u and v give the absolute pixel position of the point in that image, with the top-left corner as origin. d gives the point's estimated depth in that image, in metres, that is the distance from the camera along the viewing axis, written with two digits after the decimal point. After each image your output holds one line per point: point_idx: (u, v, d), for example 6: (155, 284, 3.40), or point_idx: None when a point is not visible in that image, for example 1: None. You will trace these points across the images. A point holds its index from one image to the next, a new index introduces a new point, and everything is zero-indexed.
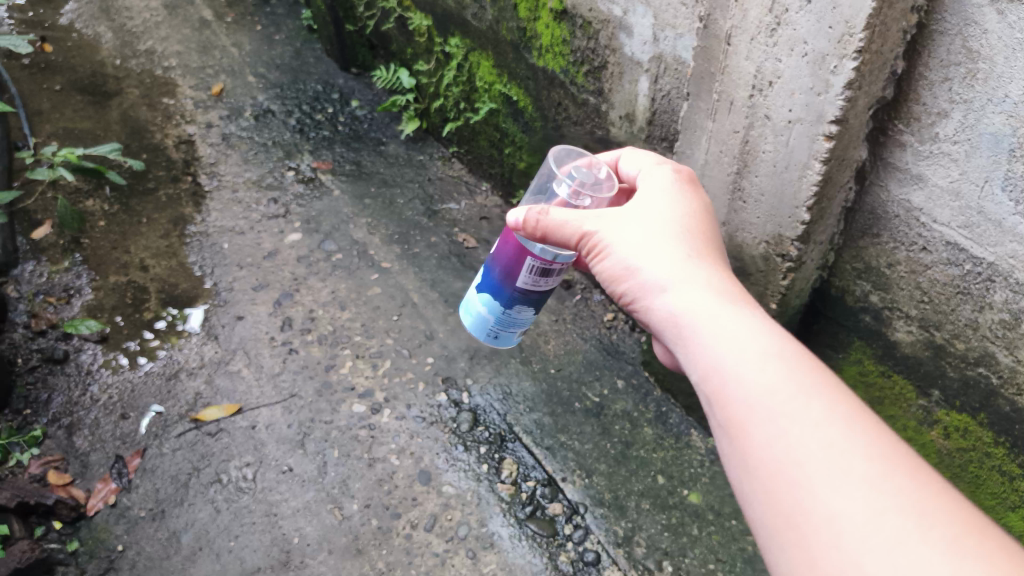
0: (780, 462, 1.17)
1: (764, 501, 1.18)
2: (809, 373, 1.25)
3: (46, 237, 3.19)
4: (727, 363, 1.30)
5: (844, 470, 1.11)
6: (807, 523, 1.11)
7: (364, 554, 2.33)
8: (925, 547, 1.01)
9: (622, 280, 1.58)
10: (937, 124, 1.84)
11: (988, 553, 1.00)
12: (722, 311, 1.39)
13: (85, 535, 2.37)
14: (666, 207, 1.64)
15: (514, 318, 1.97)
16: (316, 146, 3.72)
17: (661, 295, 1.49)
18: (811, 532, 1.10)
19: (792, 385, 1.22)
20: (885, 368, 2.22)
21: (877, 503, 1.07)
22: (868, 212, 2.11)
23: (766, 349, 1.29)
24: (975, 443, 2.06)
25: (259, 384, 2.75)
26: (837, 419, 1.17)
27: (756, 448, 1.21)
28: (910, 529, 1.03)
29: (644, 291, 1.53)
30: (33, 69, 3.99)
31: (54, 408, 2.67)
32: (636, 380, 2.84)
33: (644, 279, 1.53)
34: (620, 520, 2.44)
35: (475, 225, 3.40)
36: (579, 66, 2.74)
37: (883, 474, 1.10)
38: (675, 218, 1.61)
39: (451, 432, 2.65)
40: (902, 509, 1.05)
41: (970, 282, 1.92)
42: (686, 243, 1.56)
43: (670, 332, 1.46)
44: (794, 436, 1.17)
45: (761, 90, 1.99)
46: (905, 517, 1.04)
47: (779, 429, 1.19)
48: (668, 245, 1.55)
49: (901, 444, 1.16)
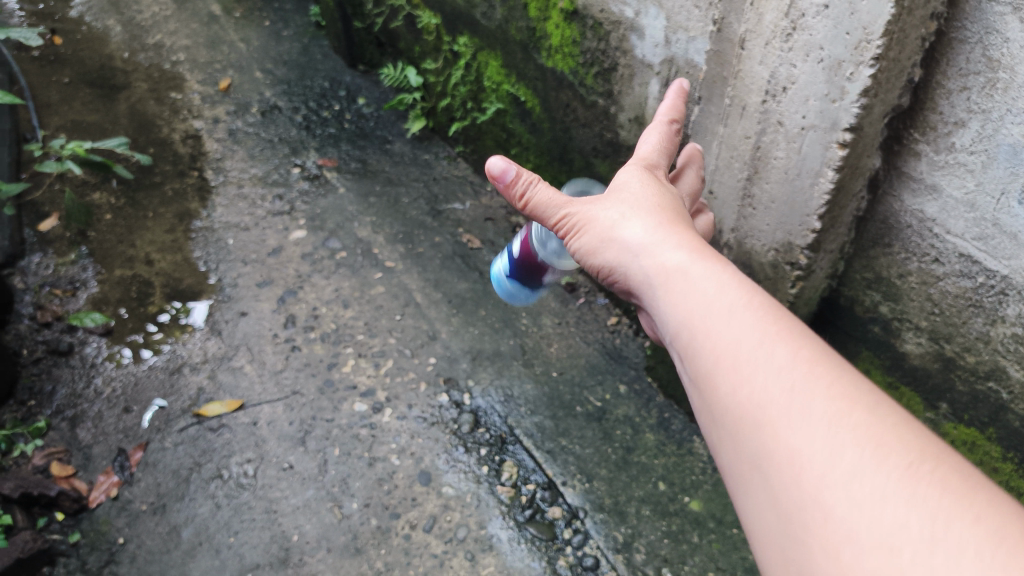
0: (743, 407, 1.01)
1: (732, 454, 1.02)
2: (781, 316, 1.08)
3: (53, 229, 3.21)
4: (697, 316, 1.15)
5: (808, 409, 0.94)
6: (769, 467, 0.94)
7: (363, 553, 2.33)
8: (890, 483, 0.83)
9: (598, 247, 1.49)
10: (953, 134, 1.80)
11: (958, 488, 0.82)
12: (691, 262, 1.26)
13: (87, 527, 2.38)
14: (641, 183, 1.57)
15: (518, 291, 2.24)
16: (321, 143, 3.71)
17: (632, 255, 1.38)
18: (775, 482, 0.93)
19: (757, 327, 1.07)
20: (893, 379, 2.19)
21: (843, 441, 0.89)
22: (880, 221, 2.07)
23: (731, 293, 1.14)
24: (982, 457, 2.02)
25: (261, 381, 2.76)
26: (805, 359, 1.00)
27: (718, 395, 1.05)
28: (873, 463, 0.85)
29: (618, 253, 1.43)
30: (42, 62, 4.00)
31: (58, 400, 2.69)
32: (639, 385, 2.81)
33: (619, 243, 1.42)
34: (619, 526, 2.42)
35: (480, 226, 3.38)
36: (589, 68, 2.71)
37: (848, 410, 0.92)
38: (651, 192, 1.53)
39: (452, 434, 2.64)
40: (866, 442, 0.88)
41: (982, 294, 1.88)
42: (661, 211, 1.46)
43: (643, 290, 1.33)
44: (751, 379, 1.01)
45: (774, 96, 1.95)
46: (863, 448, 0.87)
47: (742, 376, 1.02)
48: (643, 212, 1.46)
49: (880, 391, 0.98)
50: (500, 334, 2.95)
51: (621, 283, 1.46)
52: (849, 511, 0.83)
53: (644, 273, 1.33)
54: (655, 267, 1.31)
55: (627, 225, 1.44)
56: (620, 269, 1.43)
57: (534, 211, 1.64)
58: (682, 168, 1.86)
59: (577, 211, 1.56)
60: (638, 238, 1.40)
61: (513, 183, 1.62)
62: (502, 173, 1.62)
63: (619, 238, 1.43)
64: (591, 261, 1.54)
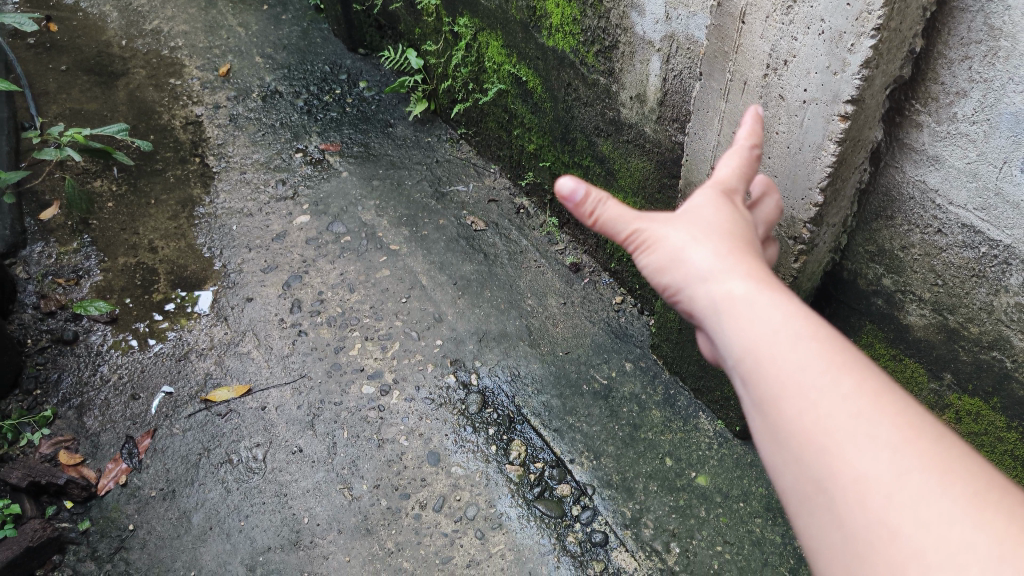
0: (808, 434, 0.96)
1: (794, 472, 0.97)
2: (844, 346, 1.03)
3: (55, 218, 3.20)
4: (765, 344, 1.06)
5: (873, 433, 0.91)
6: (835, 489, 0.91)
7: (373, 533, 2.35)
8: (950, 507, 0.83)
9: (665, 274, 1.30)
10: (955, 104, 1.82)
11: (1013, 511, 0.82)
12: (764, 294, 1.13)
13: (97, 514, 2.39)
14: (714, 210, 1.36)
15: None
16: (323, 127, 3.71)
17: (701, 285, 1.21)
18: (840, 502, 0.90)
19: (823, 355, 1.01)
20: (897, 352, 2.22)
21: (907, 465, 0.87)
22: (882, 193, 2.09)
23: (801, 324, 1.06)
24: (987, 426, 2.05)
25: (269, 365, 2.77)
26: (870, 387, 0.96)
27: (783, 420, 1.00)
28: (935, 485, 0.85)
29: (684, 278, 1.25)
30: (38, 49, 3.98)
31: (65, 388, 2.69)
32: (644, 363, 2.84)
33: (687, 269, 1.25)
34: (628, 502, 2.45)
35: (483, 208, 3.39)
36: (590, 46, 2.71)
37: (910, 436, 0.90)
38: (724, 218, 1.34)
39: (460, 414, 2.66)
40: (929, 465, 0.87)
41: (985, 264, 1.90)
42: (734, 238, 1.29)
43: (706, 320, 1.19)
44: (818, 404, 0.96)
45: (776, 70, 1.96)
46: (927, 472, 0.86)
47: (808, 401, 0.97)
48: (714, 238, 1.28)
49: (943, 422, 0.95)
50: (505, 315, 2.96)
51: (684, 312, 1.29)
52: (917, 530, 0.83)
53: (711, 302, 1.18)
54: (727, 301, 1.15)
55: (696, 249, 1.26)
56: (686, 295, 1.26)
57: (597, 230, 1.39)
58: (757, 196, 1.63)
59: (643, 233, 1.34)
60: (707, 264, 1.23)
61: (581, 202, 1.36)
62: (569, 190, 1.36)
63: (687, 264, 1.26)
64: (655, 283, 1.35)
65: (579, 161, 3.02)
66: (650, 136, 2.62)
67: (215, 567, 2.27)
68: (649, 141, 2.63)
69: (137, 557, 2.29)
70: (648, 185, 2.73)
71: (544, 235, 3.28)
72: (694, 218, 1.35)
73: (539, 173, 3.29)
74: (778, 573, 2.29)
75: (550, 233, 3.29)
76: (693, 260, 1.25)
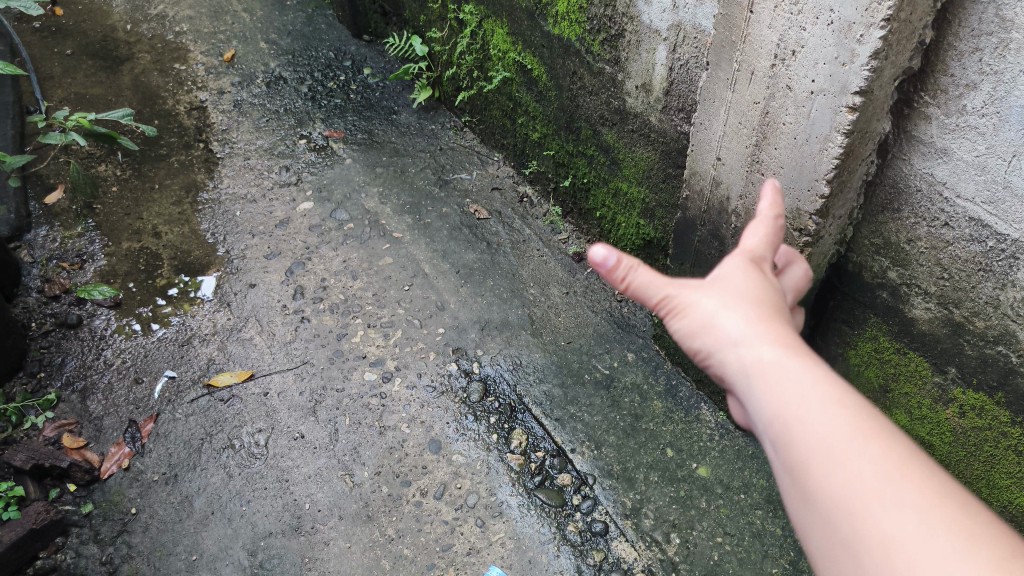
0: (837, 501, 0.97)
1: (823, 537, 0.98)
2: (870, 414, 1.04)
3: (59, 202, 3.21)
4: (796, 411, 1.06)
5: (901, 499, 0.93)
6: (865, 556, 0.92)
7: (374, 520, 2.36)
8: (975, 573, 0.85)
9: (697, 340, 1.28)
10: (965, 97, 1.80)
11: None
12: (793, 360, 1.13)
13: (100, 498, 2.40)
14: (744, 277, 1.33)
15: None
16: (327, 114, 3.70)
17: (732, 352, 1.20)
18: (866, 563, 0.92)
19: (850, 422, 1.02)
20: (901, 345, 2.20)
21: (933, 530, 0.89)
22: (889, 185, 2.07)
23: (830, 392, 1.07)
24: (991, 421, 2.03)
25: (271, 352, 2.77)
26: (897, 454, 0.97)
27: (813, 484, 1.01)
28: (962, 554, 0.87)
29: (715, 343, 1.23)
30: (44, 33, 3.98)
31: (69, 372, 2.70)
32: (646, 354, 2.83)
33: (718, 333, 1.24)
34: (628, 492, 2.45)
35: (487, 196, 3.38)
36: (596, 34, 2.70)
37: (935, 503, 0.92)
38: (754, 282, 1.32)
39: (461, 402, 2.66)
40: (955, 532, 0.89)
41: (992, 258, 1.88)
42: (763, 303, 1.27)
43: (735, 384, 1.19)
44: (847, 470, 0.98)
45: (784, 60, 1.94)
46: (955, 540, 0.88)
47: (836, 465, 0.99)
48: (744, 303, 1.26)
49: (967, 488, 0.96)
50: (508, 304, 2.96)
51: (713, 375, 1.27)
52: None
53: (740, 366, 1.17)
54: (760, 371, 1.14)
55: (726, 315, 1.24)
56: (716, 360, 1.24)
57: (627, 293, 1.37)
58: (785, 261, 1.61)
59: (674, 296, 1.31)
60: (737, 328, 1.21)
61: (612, 267, 1.34)
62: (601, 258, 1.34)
63: (718, 330, 1.23)
64: (685, 346, 1.32)
65: (583, 150, 3.00)
66: (655, 125, 2.60)
67: (216, 552, 2.28)
68: (654, 131, 2.61)
69: (139, 540, 2.31)
70: (652, 175, 2.71)
71: (547, 224, 3.27)
72: (725, 283, 1.31)
73: (543, 162, 3.27)
74: (778, 565, 2.29)
75: (553, 222, 3.27)
76: (724, 326, 1.23)
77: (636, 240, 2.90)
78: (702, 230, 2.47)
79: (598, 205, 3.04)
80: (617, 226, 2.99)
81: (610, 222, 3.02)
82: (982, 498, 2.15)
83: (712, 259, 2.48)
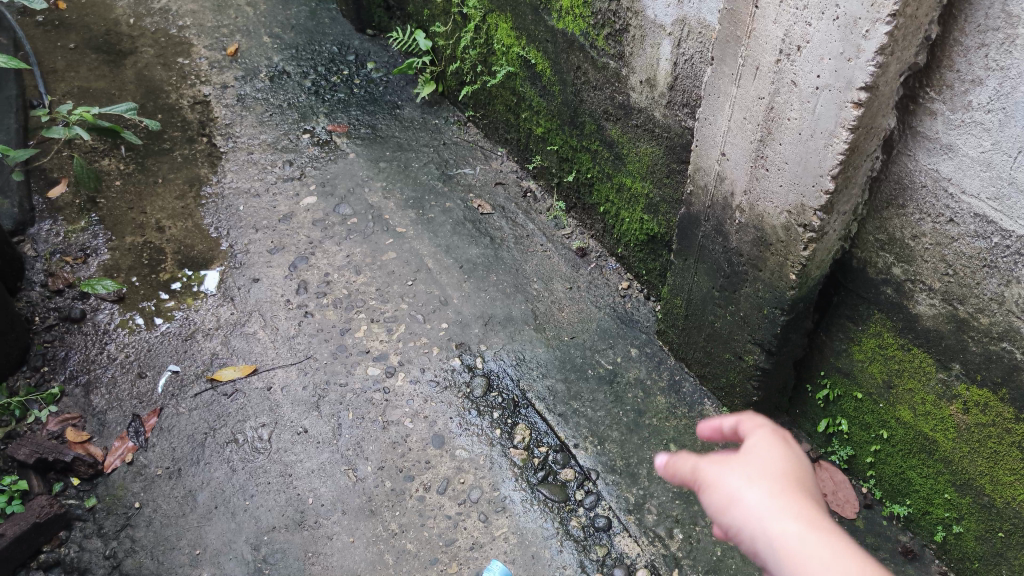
0: None
1: None
2: None
3: (63, 196, 3.20)
4: None
5: None
6: None
7: (377, 515, 2.36)
8: None
9: (722, 522, 1.14)
10: (970, 92, 1.79)
11: None
12: (832, 547, 1.03)
13: (103, 492, 2.41)
14: (771, 441, 1.20)
15: None
16: (330, 108, 3.69)
17: (762, 538, 1.08)
18: None
19: None
20: (905, 341, 2.19)
21: None
22: (894, 181, 2.06)
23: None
24: (994, 418, 2.01)
25: (274, 346, 2.77)
26: None
27: None
28: None
29: (748, 527, 1.10)
30: (47, 27, 3.97)
31: (72, 366, 2.70)
32: (650, 349, 2.83)
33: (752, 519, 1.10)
34: (631, 487, 2.46)
35: (490, 191, 3.37)
36: (600, 29, 2.69)
37: None
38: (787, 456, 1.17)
39: (465, 397, 2.66)
40: None
41: (997, 254, 1.88)
42: (798, 479, 1.14)
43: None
44: None
45: (789, 55, 1.93)
46: None
47: None
48: (776, 478, 1.13)
49: None
50: (511, 299, 2.96)
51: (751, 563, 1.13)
52: None
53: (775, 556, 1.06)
54: (796, 560, 1.04)
55: (755, 495, 1.11)
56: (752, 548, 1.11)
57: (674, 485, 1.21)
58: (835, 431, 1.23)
59: (693, 473, 1.18)
60: (768, 509, 1.09)
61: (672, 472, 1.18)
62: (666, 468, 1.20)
63: (749, 514, 1.10)
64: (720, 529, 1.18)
65: (587, 145, 3.00)
66: (659, 120, 2.59)
67: (220, 546, 2.29)
68: (658, 126, 2.61)
69: (143, 534, 2.31)
70: (656, 170, 2.70)
71: (550, 219, 3.27)
72: (745, 450, 1.19)
73: (546, 157, 3.27)
74: None
75: (557, 217, 3.27)
76: (752, 505, 1.11)
77: (639, 235, 2.90)
78: (706, 225, 2.47)
79: (602, 200, 3.04)
80: (621, 222, 2.98)
81: (614, 218, 3.02)
82: (985, 494, 2.10)
83: (715, 254, 2.46)
